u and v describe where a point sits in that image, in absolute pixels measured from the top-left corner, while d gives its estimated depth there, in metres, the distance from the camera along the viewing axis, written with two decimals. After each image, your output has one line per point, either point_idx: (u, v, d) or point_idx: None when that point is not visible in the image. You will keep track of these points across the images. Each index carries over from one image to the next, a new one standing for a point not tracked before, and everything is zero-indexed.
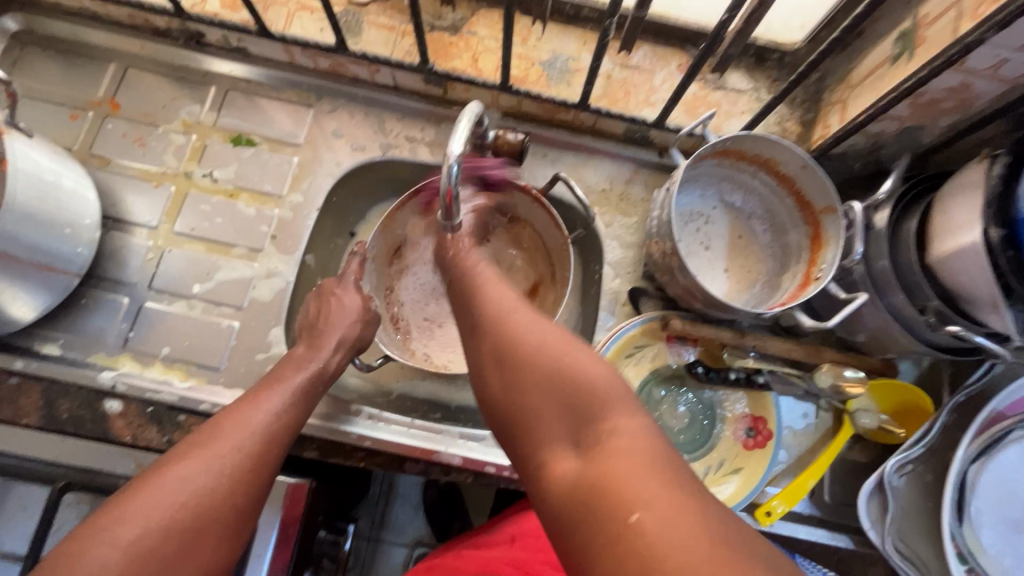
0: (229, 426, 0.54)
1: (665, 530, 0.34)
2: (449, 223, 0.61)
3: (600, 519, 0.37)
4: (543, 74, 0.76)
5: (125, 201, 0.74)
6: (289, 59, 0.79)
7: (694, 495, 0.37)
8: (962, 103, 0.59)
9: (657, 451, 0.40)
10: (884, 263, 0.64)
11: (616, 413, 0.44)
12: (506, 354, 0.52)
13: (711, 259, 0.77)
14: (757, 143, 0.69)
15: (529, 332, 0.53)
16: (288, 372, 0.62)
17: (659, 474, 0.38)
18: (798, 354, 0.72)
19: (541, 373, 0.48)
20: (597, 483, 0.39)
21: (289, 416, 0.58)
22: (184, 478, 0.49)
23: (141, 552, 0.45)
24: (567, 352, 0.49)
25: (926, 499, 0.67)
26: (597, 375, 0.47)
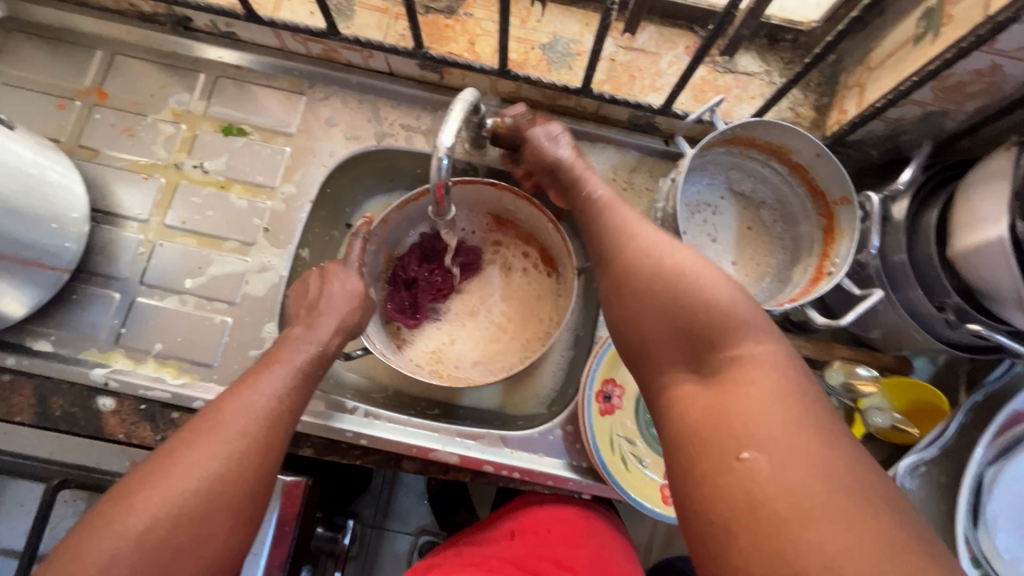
0: (232, 410, 0.51)
1: (783, 468, 0.34)
2: (439, 215, 0.60)
3: (710, 443, 0.37)
4: (543, 58, 0.72)
5: (115, 194, 0.73)
6: (279, 44, 0.76)
7: (822, 433, 0.36)
8: (990, 86, 0.55)
9: (788, 381, 0.39)
10: (901, 257, 0.61)
11: (748, 335, 0.41)
12: (624, 270, 0.50)
13: (719, 252, 0.74)
14: (770, 129, 0.65)
15: (637, 252, 0.50)
16: (285, 353, 0.60)
17: (789, 415, 0.37)
18: (807, 351, 0.70)
19: (658, 293, 0.46)
20: (717, 412, 0.38)
21: (291, 395, 0.56)
22: (193, 465, 0.47)
23: (153, 537, 0.44)
24: (690, 265, 0.46)
25: (940, 502, 0.65)
26: (731, 297, 0.43)
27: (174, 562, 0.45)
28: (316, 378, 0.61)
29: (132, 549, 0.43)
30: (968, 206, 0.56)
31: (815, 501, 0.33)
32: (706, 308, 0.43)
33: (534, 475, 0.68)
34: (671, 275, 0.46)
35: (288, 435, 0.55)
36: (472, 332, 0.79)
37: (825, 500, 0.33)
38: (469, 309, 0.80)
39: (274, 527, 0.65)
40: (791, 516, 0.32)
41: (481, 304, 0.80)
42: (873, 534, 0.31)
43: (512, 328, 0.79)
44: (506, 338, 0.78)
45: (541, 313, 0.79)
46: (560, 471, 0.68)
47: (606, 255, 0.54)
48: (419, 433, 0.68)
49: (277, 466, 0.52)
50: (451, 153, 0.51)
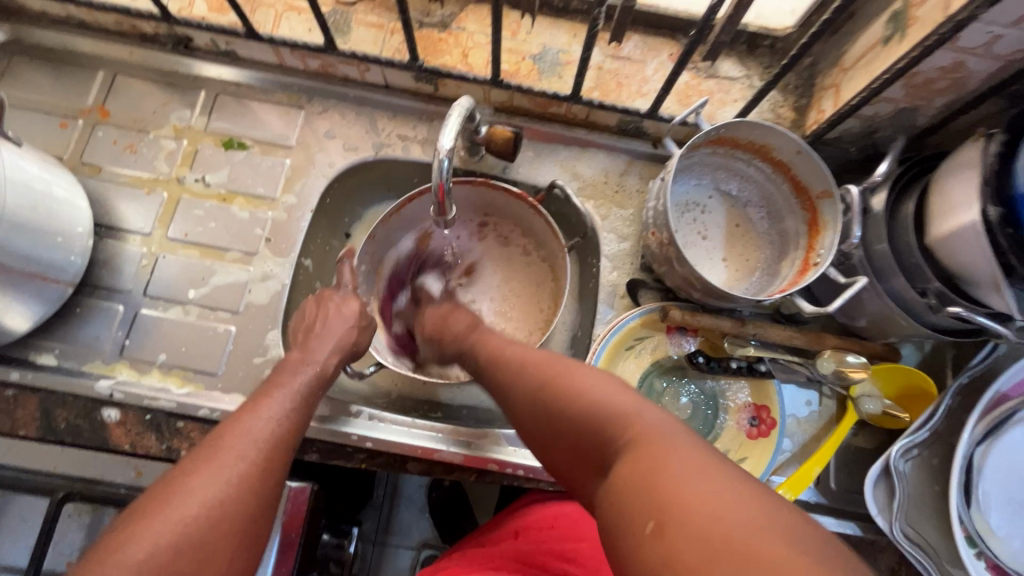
0: (234, 437, 0.51)
1: (688, 509, 0.33)
2: (439, 219, 0.61)
3: (618, 516, 0.37)
4: (534, 68, 0.75)
5: (118, 209, 0.74)
6: (278, 60, 0.78)
7: (725, 479, 0.35)
8: (955, 82, 0.59)
9: (677, 433, 0.40)
10: (883, 247, 0.64)
11: (640, 420, 0.41)
12: (520, 420, 0.52)
13: (709, 249, 0.77)
14: (752, 129, 0.68)
15: (522, 390, 0.52)
16: (284, 377, 0.61)
17: (697, 469, 0.36)
18: (799, 341, 0.71)
19: (563, 417, 0.46)
20: (622, 494, 0.38)
21: (290, 419, 0.56)
22: (194, 490, 0.46)
23: (158, 569, 0.42)
24: (569, 368, 0.50)
25: (932, 483, 0.67)
26: (601, 388, 0.45)
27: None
28: (315, 392, 0.61)
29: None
30: (943, 196, 0.59)
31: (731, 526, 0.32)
32: (587, 410, 0.45)
33: (537, 472, 0.69)
34: (553, 394, 0.48)
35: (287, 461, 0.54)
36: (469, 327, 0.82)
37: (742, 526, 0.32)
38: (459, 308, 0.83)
39: (282, 534, 0.65)
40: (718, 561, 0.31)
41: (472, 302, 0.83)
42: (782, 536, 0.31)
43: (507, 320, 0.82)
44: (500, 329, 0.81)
45: (535, 302, 0.82)
46: None
47: (512, 397, 0.53)
48: (424, 435, 0.69)
49: (278, 489, 0.52)
50: (452, 154, 0.53)
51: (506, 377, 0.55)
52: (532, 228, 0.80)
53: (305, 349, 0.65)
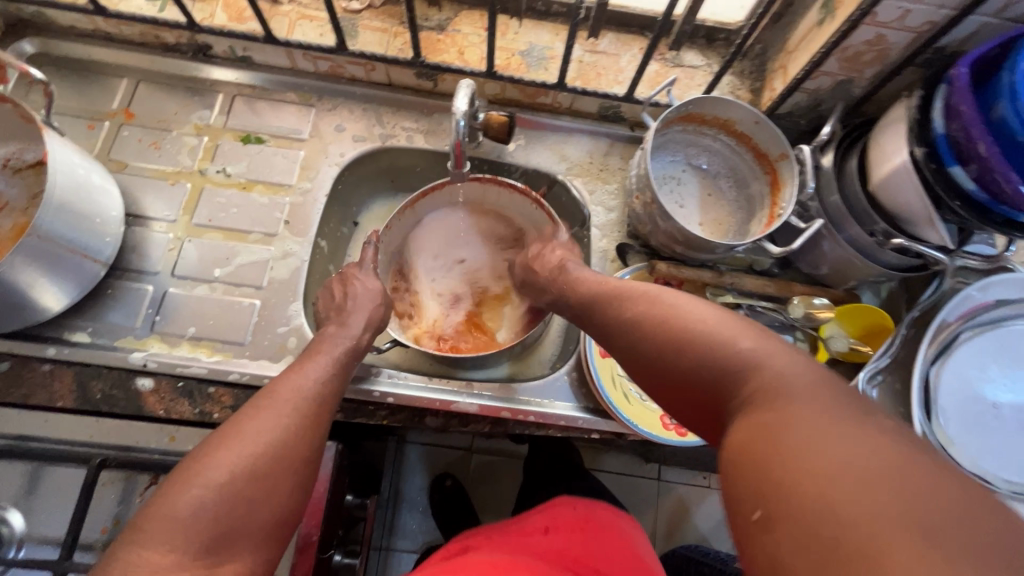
0: (286, 388, 0.58)
1: (828, 482, 0.35)
2: (455, 170, 0.68)
3: (740, 479, 0.40)
4: (523, 62, 0.85)
5: (145, 199, 0.80)
6: (290, 64, 0.87)
7: (844, 434, 0.38)
8: (880, 54, 0.70)
9: (816, 393, 0.42)
10: (835, 198, 0.74)
11: (760, 375, 0.45)
12: (634, 358, 0.56)
13: (687, 216, 0.86)
14: (715, 105, 0.79)
15: (642, 330, 0.56)
16: (325, 346, 0.66)
17: (820, 428, 0.38)
18: (772, 289, 0.81)
19: (682, 376, 0.51)
20: (744, 449, 0.41)
21: (333, 376, 0.63)
22: (258, 430, 0.53)
23: (231, 487, 0.49)
24: (692, 311, 0.53)
25: (897, 405, 0.75)
26: (730, 335, 0.49)
27: (244, 511, 0.49)
28: (347, 355, 0.67)
29: (211, 495, 0.48)
30: (878, 148, 0.70)
31: (855, 503, 0.33)
32: (718, 354, 0.48)
33: (547, 417, 0.74)
34: (674, 329, 0.52)
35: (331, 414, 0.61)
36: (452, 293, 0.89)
37: (868, 513, 0.33)
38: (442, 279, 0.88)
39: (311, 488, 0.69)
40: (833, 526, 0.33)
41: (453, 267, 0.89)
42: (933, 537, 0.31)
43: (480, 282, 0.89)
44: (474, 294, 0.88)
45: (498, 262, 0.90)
46: (571, 412, 0.75)
47: (621, 353, 0.59)
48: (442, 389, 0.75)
49: (324, 436, 0.58)
50: (466, 116, 0.58)
51: (616, 321, 0.60)
52: (520, 207, 0.87)
53: (333, 319, 0.71)
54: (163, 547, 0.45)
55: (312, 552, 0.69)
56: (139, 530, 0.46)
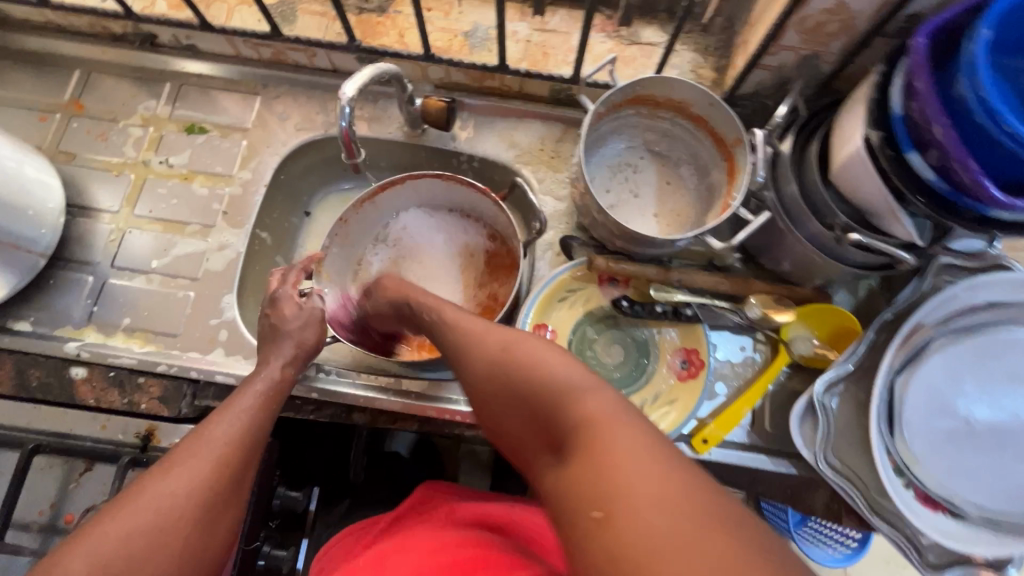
0: (201, 445, 0.53)
1: (640, 505, 0.35)
2: (354, 162, 0.64)
3: (576, 508, 0.38)
4: (466, 44, 0.81)
5: (90, 190, 0.81)
6: (234, 51, 0.85)
7: (655, 461, 0.37)
8: (844, 24, 0.62)
9: (624, 419, 0.41)
10: (792, 189, 0.67)
11: (581, 397, 0.44)
12: (476, 390, 0.52)
13: (641, 206, 0.81)
14: (665, 87, 0.73)
15: (482, 356, 0.52)
16: (243, 392, 0.61)
17: (645, 456, 0.38)
18: (725, 287, 0.74)
19: (512, 392, 0.48)
20: (576, 481, 0.39)
21: (256, 422, 0.58)
22: (160, 489, 0.48)
23: (115, 563, 0.43)
24: (523, 343, 0.50)
25: (860, 417, 0.68)
26: (557, 366, 0.47)
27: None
28: (274, 389, 0.63)
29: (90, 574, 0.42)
30: (839, 133, 0.62)
31: (662, 533, 0.33)
32: (546, 387, 0.46)
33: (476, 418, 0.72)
34: (511, 364, 0.49)
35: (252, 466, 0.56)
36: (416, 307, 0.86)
37: (674, 537, 0.33)
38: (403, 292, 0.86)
39: None
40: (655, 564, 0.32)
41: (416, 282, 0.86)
42: (727, 546, 0.32)
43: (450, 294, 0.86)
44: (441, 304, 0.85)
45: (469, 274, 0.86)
46: None
47: (455, 363, 0.56)
48: (367, 386, 0.73)
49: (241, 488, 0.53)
50: (352, 101, 0.57)
51: (462, 347, 0.55)
52: (487, 211, 0.84)
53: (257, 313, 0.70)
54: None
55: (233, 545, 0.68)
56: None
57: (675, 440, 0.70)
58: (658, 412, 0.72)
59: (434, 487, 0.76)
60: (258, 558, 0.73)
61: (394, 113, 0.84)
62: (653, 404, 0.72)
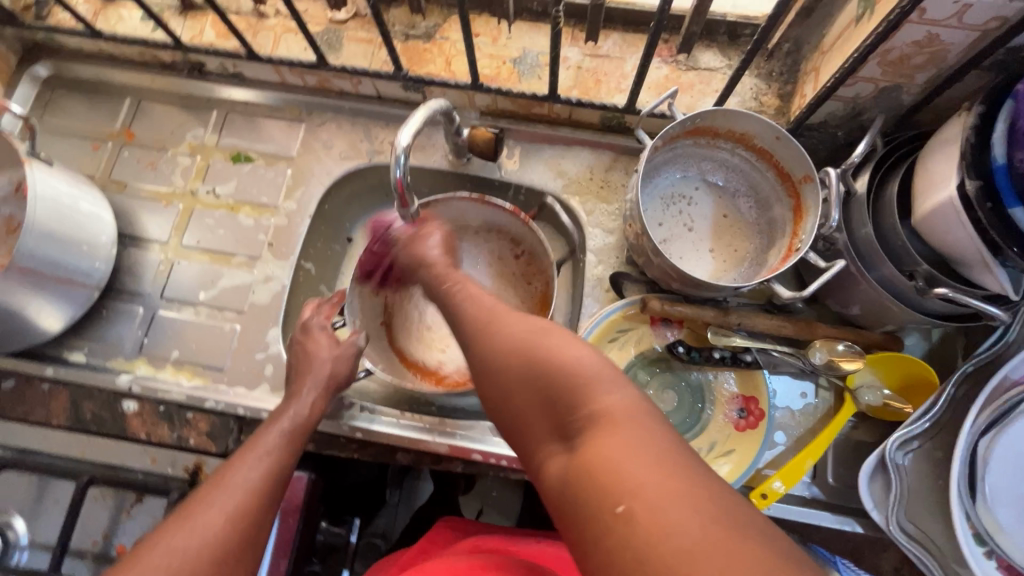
0: (215, 498, 0.49)
1: (660, 503, 0.32)
2: (407, 212, 0.65)
3: (587, 499, 0.35)
4: (514, 71, 0.78)
5: (140, 220, 0.82)
6: (280, 79, 0.85)
7: (676, 463, 0.35)
8: (933, 56, 0.57)
9: (647, 417, 0.38)
10: (866, 231, 0.62)
11: (598, 387, 0.40)
12: (485, 367, 0.46)
13: (696, 240, 0.76)
14: (729, 117, 0.69)
15: (498, 338, 0.47)
16: (261, 435, 0.58)
17: (661, 459, 0.35)
18: (789, 330, 0.69)
19: (519, 370, 0.43)
20: (587, 473, 0.36)
21: (284, 464, 0.56)
22: (170, 550, 0.44)
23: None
24: (539, 326, 0.45)
25: (936, 477, 0.63)
26: (578, 352, 0.42)
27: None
28: (301, 427, 0.61)
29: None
30: (925, 174, 0.57)
31: (686, 535, 0.31)
32: (564, 373, 0.41)
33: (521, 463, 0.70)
34: (524, 345, 0.44)
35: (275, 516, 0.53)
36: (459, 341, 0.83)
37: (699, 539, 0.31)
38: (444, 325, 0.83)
39: (282, 520, 0.69)
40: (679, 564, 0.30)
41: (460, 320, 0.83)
42: (753, 554, 0.30)
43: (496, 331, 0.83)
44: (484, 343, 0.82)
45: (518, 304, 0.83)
46: None
47: (466, 343, 0.50)
48: (410, 426, 0.72)
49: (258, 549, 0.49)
50: (408, 150, 0.58)
51: (470, 327, 0.50)
52: (521, 232, 0.80)
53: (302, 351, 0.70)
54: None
55: None
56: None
57: (734, 494, 0.66)
58: (715, 464, 0.67)
59: (447, 531, 0.70)
60: None
61: (439, 141, 0.82)
62: (710, 455, 0.68)
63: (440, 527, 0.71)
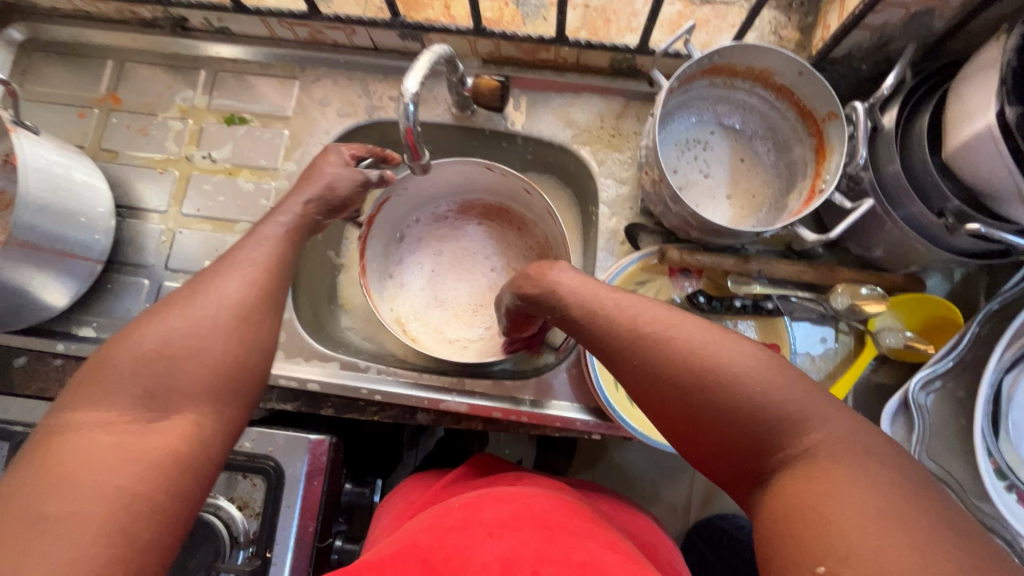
0: (209, 286, 0.47)
1: (875, 571, 0.30)
2: (416, 164, 0.62)
3: (789, 540, 0.34)
4: (518, 13, 0.73)
5: (137, 189, 0.79)
6: (269, 33, 0.80)
7: (904, 520, 0.32)
8: None
9: (857, 451, 0.37)
10: (895, 168, 0.59)
11: (802, 426, 0.38)
12: (643, 394, 0.44)
13: (712, 187, 0.73)
14: (748, 53, 0.65)
15: (650, 361, 0.43)
16: (260, 228, 0.55)
17: (891, 517, 0.32)
18: (810, 276, 0.68)
19: (698, 402, 0.41)
20: (792, 524, 0.35)
21: (289, 249, 0.55)
22: (169, 330, 0.43)
23: (157, 363, 0.41)
24: (708, 345, 0.42)
25: (958, 416, 0.63)
26: (763, 385, 0.40)
27: (176, 381, 0.41)
28: (299, 224, 0.58)
29: (135, 371, 0.41)
30: (959, 103, 0.54)
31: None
32: (750, 408, 0.39)
33: (542, 418, 0.70)
34: (690, 372, 0.41)
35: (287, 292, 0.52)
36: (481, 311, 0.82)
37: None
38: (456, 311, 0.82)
39: (306, 481, 0.69)
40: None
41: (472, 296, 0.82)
42: None
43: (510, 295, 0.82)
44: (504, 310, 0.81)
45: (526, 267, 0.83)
46: (567, 413, 0.70)
47: (607, 361, 0.47)
48: (428, 386, 0.71)
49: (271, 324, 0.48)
50: (417, 97, 0.55)
51: (609, 345, 0.46)
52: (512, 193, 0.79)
53: None
54: (99, 415, 0.39)
55: (308, 545, 0.68)
56: (71, 395, 0.40)
57: None
58: None
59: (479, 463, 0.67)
60: (331, 554, 0.74)
61: (441, 93, 0.78)
62: None
63: (476, 459, 0.69)
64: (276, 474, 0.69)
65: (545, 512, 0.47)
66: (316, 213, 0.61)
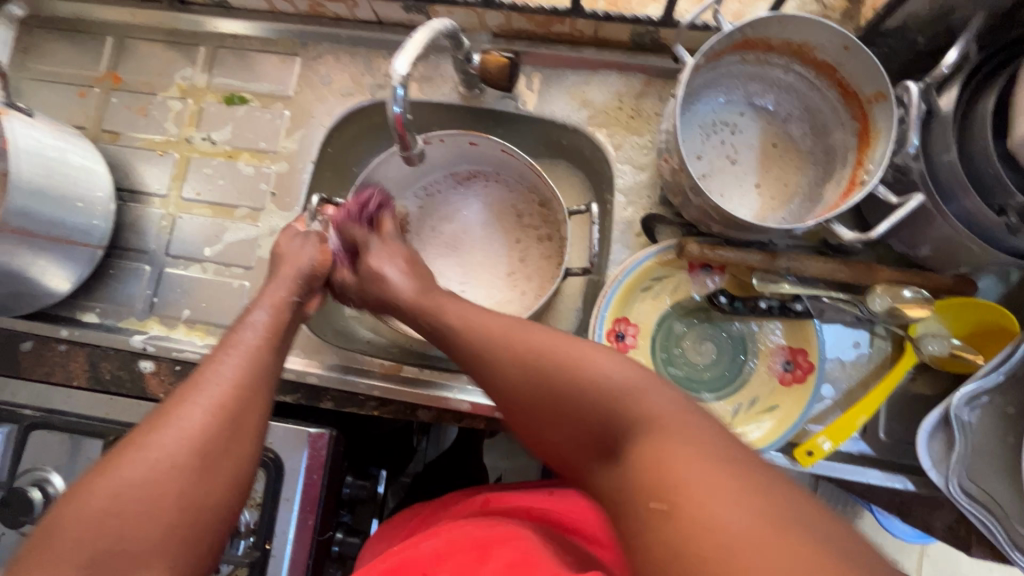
0: (171, 422, 0.42)
1: (702, 497, 0.31)
2: (408, 153, 0.58)
3: (629, 507, 0.35)
4: None
5: (138, 172, 0.77)
6: (269, 6, 0.76)
7: (724, 467, 0.33)
8: None
9: (688, 420, 0.37)
10: (950, 156, 0.52)
11: (626, 401, 0.40)
12: (506, 393, 0.45)
13: (739, 175, 0.66)
14: (785, 25, 0.58)
15: (504, 355, 0.46)
16: (236, 335, 0.52)
17: (718, 464, 0.33)
18: (844, 275, 0.61)
19: (539, 382, 0.43)
20: (644, 473, 0.35)
21: (266, 358, 0.51)
22: (119, 484, 0.39)
23: (100, 526, 0.37)
24: (561, 343, 0.44)
25: (1004, 433, 0.57)
26: (602, 366, 0.42)
27: (127, 545, 0.37)
28: (276, 320, 0.55)
29: (79, 539, 0.37)
30: None
31: (733, 518, 0.30)
32: (592, 392, 0.41)
33: None
34: (544, 366, 0.43)
35: (262, 411, 0.48)
36: (524, 259, 0.76)
37: (746, 523, 0.30)
38: (518, 278, 0.75)
39: (304, 475, 0.67)
40: (703, 534, 0.30)
41: (512, 251, 0.76)
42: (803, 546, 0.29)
43: (527, 225, 0.77)
44: (543, 231, 0.76)
45: (528, 204, 0.77)
46: None
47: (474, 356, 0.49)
48: (429, 383, 0.69)
49: (239, 461, 0.44)
50: (406, 81, 0.51)
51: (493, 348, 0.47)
52: (492, 158, 0.75)
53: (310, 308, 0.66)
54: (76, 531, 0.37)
55: (308, 538, 0.66)
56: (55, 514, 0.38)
57: (775, 453, 0.62)
58: (755, 421, 0.64)
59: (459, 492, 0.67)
60: (332, 546, 0.72)
61: (448, 71, 0.73)
62: (751, 411, 0.65)
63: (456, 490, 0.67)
64: (276, 465, 0.68)
65: (488, 541, 0.48)
66: (291, 296, 0.59)
